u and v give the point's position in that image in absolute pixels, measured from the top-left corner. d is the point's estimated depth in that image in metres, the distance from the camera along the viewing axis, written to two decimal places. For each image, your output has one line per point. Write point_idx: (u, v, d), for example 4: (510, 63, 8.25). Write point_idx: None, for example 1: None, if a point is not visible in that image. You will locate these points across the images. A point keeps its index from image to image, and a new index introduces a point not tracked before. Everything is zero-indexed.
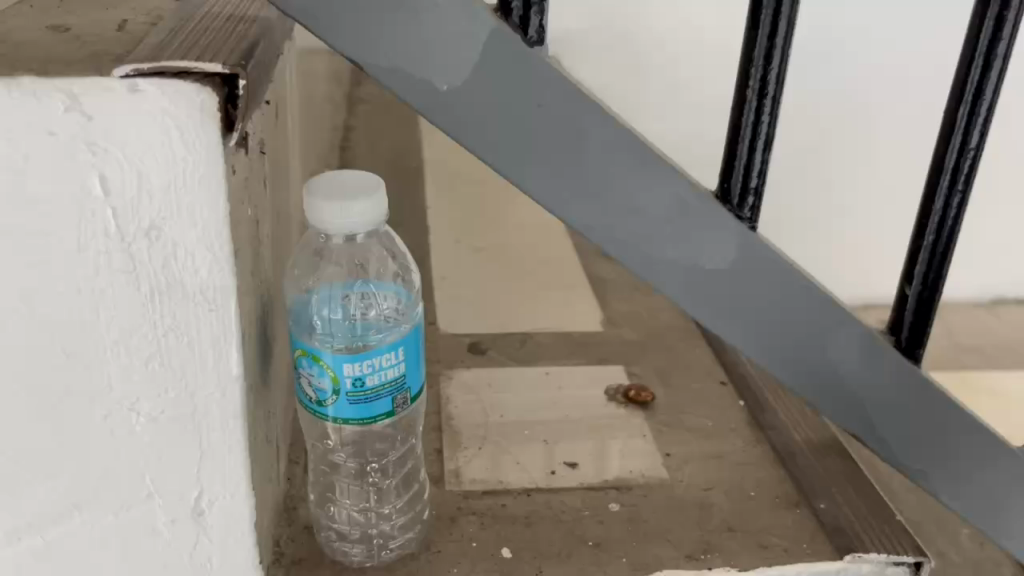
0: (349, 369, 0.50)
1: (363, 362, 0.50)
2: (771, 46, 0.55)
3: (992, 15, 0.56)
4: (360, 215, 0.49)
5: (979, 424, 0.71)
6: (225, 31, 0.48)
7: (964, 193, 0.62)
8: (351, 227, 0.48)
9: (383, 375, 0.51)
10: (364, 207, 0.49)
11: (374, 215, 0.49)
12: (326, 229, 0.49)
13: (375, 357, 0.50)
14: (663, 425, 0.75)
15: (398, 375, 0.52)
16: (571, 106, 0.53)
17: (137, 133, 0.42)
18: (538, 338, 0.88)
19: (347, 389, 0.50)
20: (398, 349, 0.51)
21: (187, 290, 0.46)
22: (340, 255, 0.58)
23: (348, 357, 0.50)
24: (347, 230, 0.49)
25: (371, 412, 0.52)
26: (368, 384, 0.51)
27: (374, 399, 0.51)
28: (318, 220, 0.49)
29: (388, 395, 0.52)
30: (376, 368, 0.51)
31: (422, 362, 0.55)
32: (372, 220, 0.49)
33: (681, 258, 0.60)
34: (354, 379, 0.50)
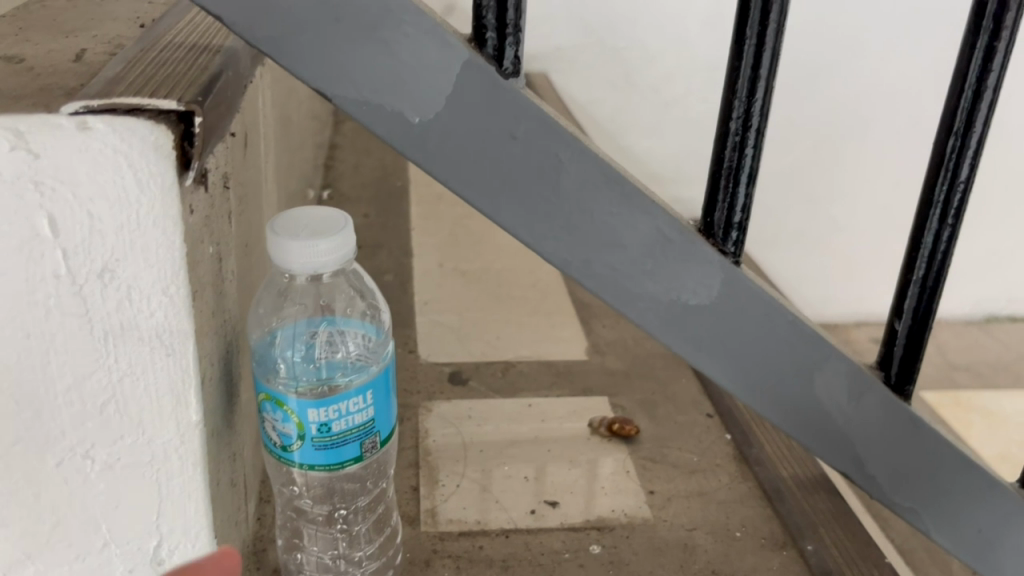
0: (315, 415, 0.48)
1: (329, 407, 0.49)
2: (755, 77, 0.53)
3: (981, 45, 0.55)
4: (329, 254, 0.47)
5: (969, 461, 0.69)
6: (186, 62, 0.46)
7: (954, 227, 0.60)
8: (317, 266, 0.46)
9: (350, 420, 0.50)
10: (333, 246, 0.47)
11: (339, 252, 0.47)
12: (289, 269, 0.46)
13: (342, 402, 0.49)
14: (648, 460, 0.73)
15: (367, 419, 0.51)
16: (546, 138, 0.51)
17: (88, 172, 0.40)
18: (521, 366, 0.86)
19: (312, 434, 0.49)
20: (366, 391, 0.50)
21: (142, 334, 0.44)
22: (304, 294, 0.59)
23: (314, 402, 0.48)
24: (311, 269, 0.46)
25: (339, 458, 0.50)
26: (334, 429, 0.49)
27: (342, 444, 0.50)
28: (281, 259, 0.46)
29: (357, 439, 0.51)
30: (343, 413, 0.49)
31: (392, 404, 0.54)
32: (339, 260, 0.48)
33: (660, 293, 0.58)
34: (319, 425, 0.49)
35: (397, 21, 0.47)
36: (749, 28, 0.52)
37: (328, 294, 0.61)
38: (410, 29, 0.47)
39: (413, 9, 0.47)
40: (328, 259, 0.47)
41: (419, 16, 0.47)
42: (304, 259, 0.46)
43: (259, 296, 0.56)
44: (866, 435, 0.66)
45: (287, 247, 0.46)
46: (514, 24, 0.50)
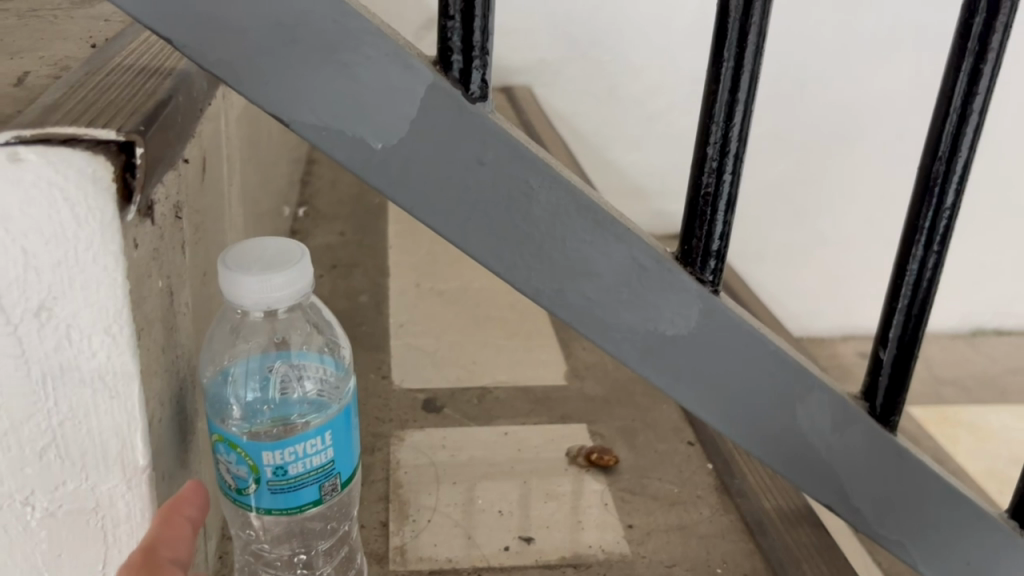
0: (270, 457, 0.46)
1: (285, 450, 0.46)
2: (733, 101, 0.51)
3: (967, 67, 0.53)
4: (283, 288, 0.44)
5: (957, 493, 0.67)
6: (133, 86, 0.44)
7: (939, 254, 0.58)
8: (269, 302, 0.44)
9: (308, 462, 0.48)
10: (287, 280, 0.44)
11: (295, 285, 0.45)
12: (242, 304, 0.44)
13: (299, 444, 0.47)
14: (627, 492, 0.71)
15: (327, 460, 0.49)
16: (515, 164, 0.49)
17: (21, 207, 0.37)
18: (498, 392, 0.84)
19: (268, 478, 0.46)
20: (326, 432, 0.48)
21: (84, 375, 0.41)
22: (257, 331, 0.58)
23: (268, 445, 0.45)
24: (264, 304, 0.44)
25: (297, 501, 0.48)
26: (291, 472, 0.47)
27: (300, 487, 0.48)
28: (234, 293, 0.44)
29: (316, 481, 0.48)
30: (301, 455, 0.47)
31: (354, 443, 0.52)
32: (294, 295, 0.45)
33: (637, 322, 0.55)
34: (275, 468, 0.46)
35: (356, 42, 0.44)
36: (726, 50, 0.50)
37: (284, 329, 0.60)
38: (370, 52, 0.44)
39: (372, 29, 0.43)
40: (280, 293, 0.44)
41: (379, 37, 0.44)
42: (255, 293, 0.43)
43: (212, 332, 0.55)
44: (851, 467, 0.64)
45: (237, 281, 0.44)
46: (481, 47, 0.47)
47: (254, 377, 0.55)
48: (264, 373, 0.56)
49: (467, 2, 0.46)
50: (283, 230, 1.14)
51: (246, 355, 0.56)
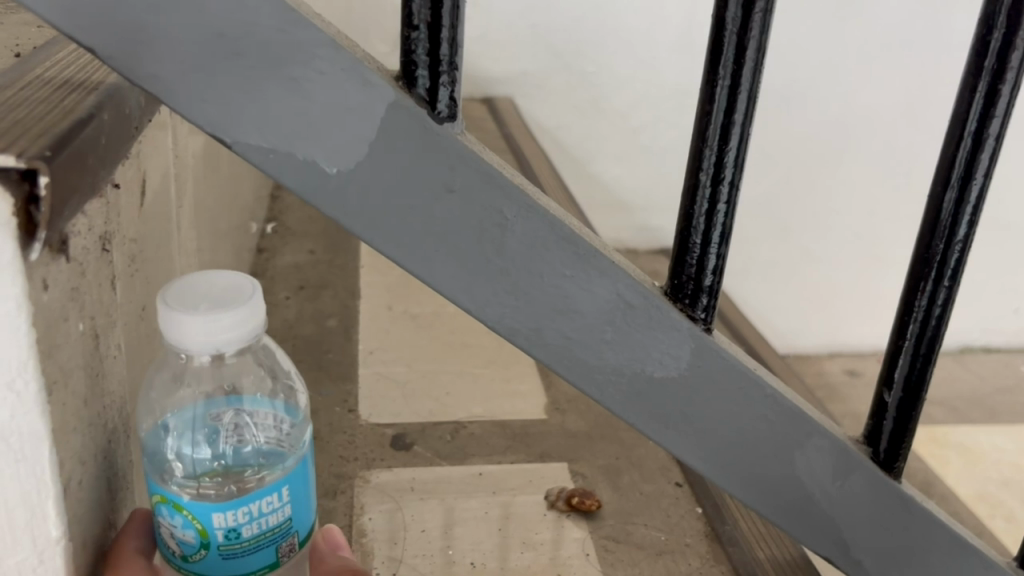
0: (220, 519, 0.43)
1: (237, 511, 0.43)
2: (729, 123, 0.46)
3: (983, 88, 0.48)
4: (232, 331, 0.42)
5: (964, 542, 0.63)
6: (50, 105, 0.38)
7: (949, 289, 0.53)
8: (218, 344, 0.41)
9: (263, 522, 0.44)
10: (236, 320, 0.42)
11: (245, 326, 0.42)
12: (189, 348, 0.41)
13: (254, 504, 0.43)
14: (610, 540, 0.66)
15: (283, 519, 0.46)
16: (489, 192, 0.43)
17: None
18: (472, 428, 0.79)
19: (218, 542, 0.43)
20: (284, 488, 0.45)
21: None
22: (204, 376, 0.53)
23: (220, 506, 0.42)
24: (212, 347, 0.41)
25: (250, 566, 0.45)
26: (243, 534, 0.44)
27: (253, 551, 0.44)
28: (178, 337, 0.41)
29: (270, 544, 0.45)
30: (255, 515, 0.44)
31: (310, 500, 0.49)
32: (246, 336, 0.43)
33: (622, 364, 0.50)
34: (227, 531, 0.43)
35: (307, 55, 0.37)
36: (722, 67, 0.45)
37: (232, 376, 0.54)
38: (322, 66, 0.38)
39: (331, 43, 0.37)
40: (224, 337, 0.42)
41: (338, 52, 0.38)
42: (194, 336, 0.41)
43: (149, 382, 0.52)
44: (852, 517, 0.59)
45: (184, 323, 0.41)
46: (449, 62, 0.42)
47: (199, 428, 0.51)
48: (210, 423, 0.51)
49: (434, 12, 0.41)
50: (249, 248, 1.09)
51: (190, 403, 0.52)
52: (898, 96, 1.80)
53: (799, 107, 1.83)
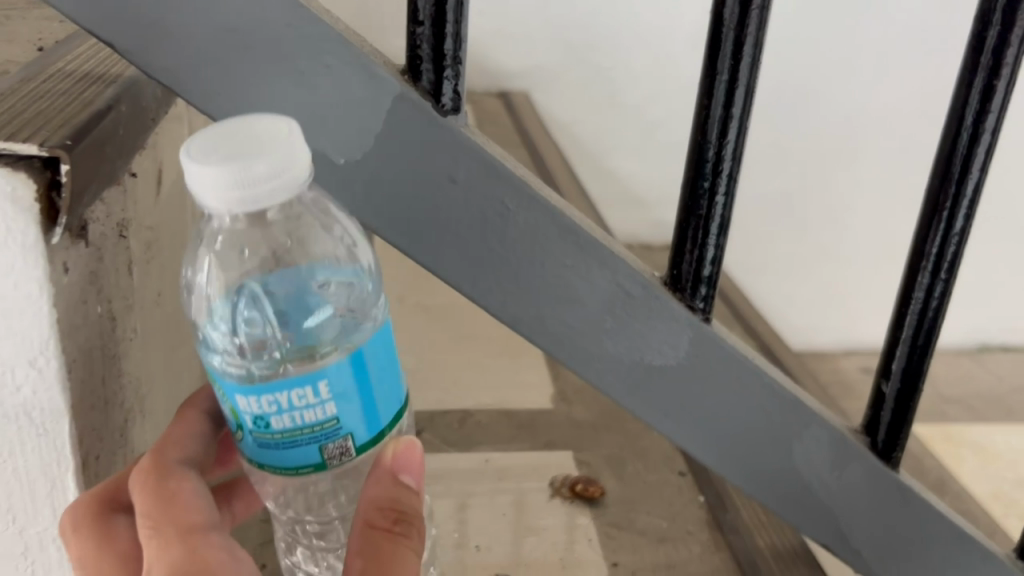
0: (245, 403, 0.38)
1: (260, 399, 0.38)
2: (727, 116, 0.47)
3: (979, 84, 0.49)
4: (264, 182, 0.34)
5: (965, 533, 0.63)
6: (70, 96, 0.40)
7: (947, 281, 0.54)
8: (247, 199, 0.34)
9: (297, 416, 0.38)
10: (268, 168, 0.34)
11: (280, 173, 0.34)
12: (220, 206, 0.34)
13: (279, 395, 0.37)
14: (613, 526, 0.67)
15: (327, 416, 0.39)
16: (491, 183, 0.45)
17: None
18: (480, 417, 0.81)
19: (250, 426, 0.39)
20: (318, 383, 0.37)
21: (9, 412, 0.38)
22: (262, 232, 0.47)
23: (239, 389, 0.38)
24: (245, 203, 0.34)
25: (291, 460, 0.40)
26: (274, 425, 0.38)
27: (292, 443, 0.39)
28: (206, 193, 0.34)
29: (311, 443, 0.39)
30: (284, 407, 0.38)
31: (377, 399, 0.40)
32: (282, 184, 0.34)
33: (622, 353, 0.51)
34: (254, 417, 0.38)
35: (315, 50, 0.39)
36: (720, 61, 0.46)
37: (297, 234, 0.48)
38: (330, 59, 0.39)
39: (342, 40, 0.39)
40: (235, 197, 0.34)
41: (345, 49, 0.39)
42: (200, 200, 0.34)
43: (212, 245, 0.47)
44: (851, 508, 0.61)
45: (205, 179, 0.34)
46: (453, 56, 0.43)
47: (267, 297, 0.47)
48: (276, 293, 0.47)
49: (439, 8, 0.41)
50: None
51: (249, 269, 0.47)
52: (921, 95, 1.73)
53: (815, 103, 1.72)
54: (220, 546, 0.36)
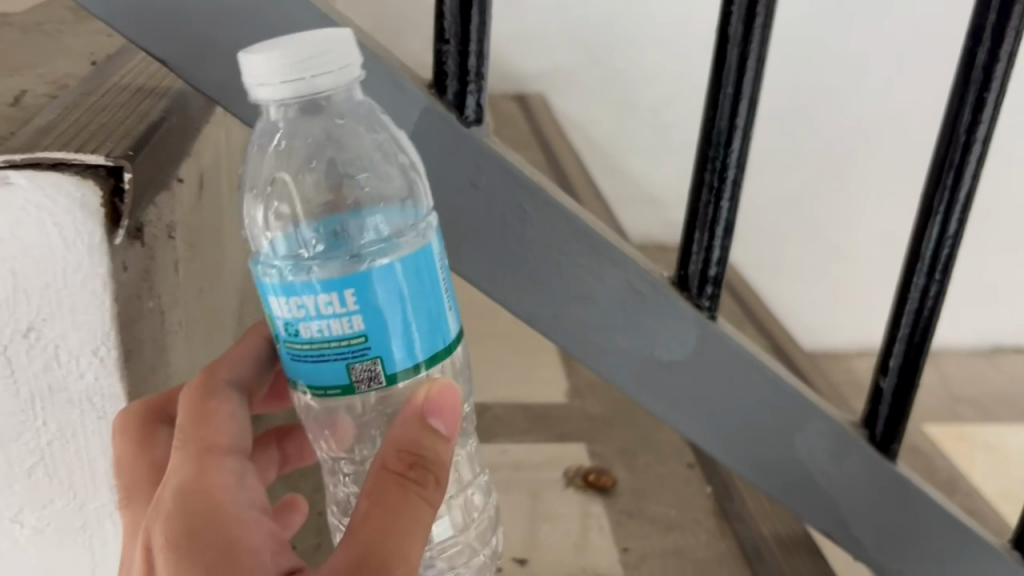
0: (278, 305, 0.37)
1: (290, 299, 0.36)
2: (732, 127, 0.50)
3: (971, 97, 0.52)
4: (326, 52, 0.35)
5: (962, 524, 0.66)
6: (127, 109, 0.45)
7: (941, 283, 0.57)
8: (310, 65, 0.34)
9: (324, 325, 0.36)
10: (330, 42, 0.35)
11: (338, 52, 0.35)
12: (282, 77, 0.34)
13: (307, 297, 0.36)
14: (624, 515, 0.71)
15: (356, 330, 0.36)
16: (510, 189, 0.48)
17: (10, 229, 0.38)
18: (497, 409, 0.84)
19: (284, 332, 0.38)
20: (345, 290, 0.35)
21: (72, 396, 0.43)
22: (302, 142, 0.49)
23: (272, 288, 0.37)
24: (307, 72, 0.34)
25: (320, 379, 0.38)
26: (303, 333, 0.37)
27: (320, 357, 0.37)
28: (268, 66, 0.34)
29: (338, 360, 0.37)
30: (312, 312, 0.36)
31: (413, 324, 0.37)
32: (341, 63, 0.35)
33: (633, 348, 0.55)
34: (286, 322, 0.37)
35: None
36: (725, 75, 0.49)
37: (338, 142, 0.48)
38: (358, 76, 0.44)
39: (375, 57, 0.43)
40: (298, 62, 0.34)
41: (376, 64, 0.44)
42: (260, 70, 0.34)
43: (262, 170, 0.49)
44: (853, 498, 0.64)
45: (267, 51, 0.34)
46: (476, 72, 0.46)
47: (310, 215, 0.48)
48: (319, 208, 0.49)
49: (463, 28, 0.45)
50: None
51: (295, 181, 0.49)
52: (937, 96, 1.71)
53: (830, 105, 1.73)
54: (230, 472, 0.39)
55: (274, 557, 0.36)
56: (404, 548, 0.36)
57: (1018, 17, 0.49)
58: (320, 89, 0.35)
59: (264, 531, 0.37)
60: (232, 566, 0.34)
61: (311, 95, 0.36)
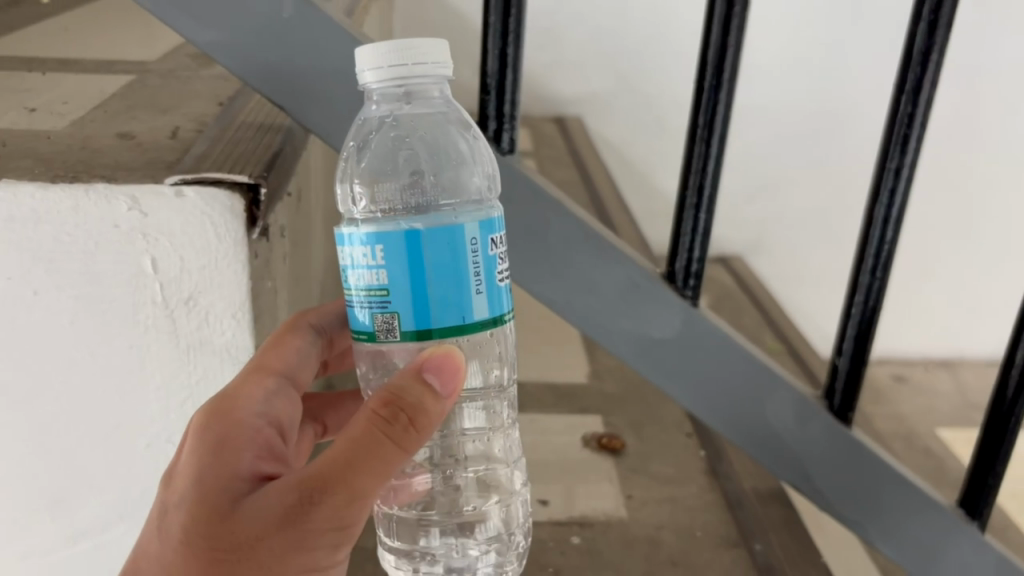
0: (342, 254, 0.50)
1: (347, 248, 0.49)
2: (706, 156, 0.65)
3: (899, 134, 0.67)
4: (409, 50, 0.49)
5: (909, 482, 0.80)
6: (255, 141, 0.62)
7: (881, 280, 0.72)
8: (390, 55, 0.49)
9: (365, 272, 0.48)
10: (414, 44, 0.49)
11: (418, 51, 0.49)
12: (371, 60, 0.49)
13: (355, 248, 0.48)
14: (630, 472, 0.93)
15: (382, 281, 0.48)
16: (536, 202, 0.64)
17: (182, 227, 0.55)
18: (528, 387, 1.07)
19: (344, 279, 0.51)
20: (377, 246, 0.47)
21: (216, 347, 0.59)
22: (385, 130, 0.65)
23: (337, 239, 0.50)
24: (388, 61, 0.49)
25: (359, 323, 0.50)
26: (353, 280, 0.50)
27: (359, 303, 0.50)
28: (366, 53, 0.49)
29: (370, 310, 0.49)
30: (358, 260, 0.49)
31: (427, 291, 0.47)
32: (418, 58, 0.49)
33: (632, 327, 0.70)
34: (344, 268, 0.50)
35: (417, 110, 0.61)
36: (701, 116, 0.64)
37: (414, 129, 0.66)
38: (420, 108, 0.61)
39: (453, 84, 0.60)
40: (381, 52, 0.49)
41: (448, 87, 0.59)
42: (357, 53, 0.49)
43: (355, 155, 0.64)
44: (816, 457, 0.78)
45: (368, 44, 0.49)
46: (510, 114, 0.63)
47: (393, 193, 0.65)
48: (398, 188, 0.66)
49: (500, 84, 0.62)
50: None
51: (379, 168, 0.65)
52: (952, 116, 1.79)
53: (849, 129, 1.85)
54: (263, 388, 0.54)
55: (261, 457, 0.50)
56: (349, 473, 0.45)
57: (931, 73, 0.64)
58: (400, 73, 0.49)
59: (260, 439, 0.50)
60: (217, 452, 0.48)
61: (396, 81, 0.50)
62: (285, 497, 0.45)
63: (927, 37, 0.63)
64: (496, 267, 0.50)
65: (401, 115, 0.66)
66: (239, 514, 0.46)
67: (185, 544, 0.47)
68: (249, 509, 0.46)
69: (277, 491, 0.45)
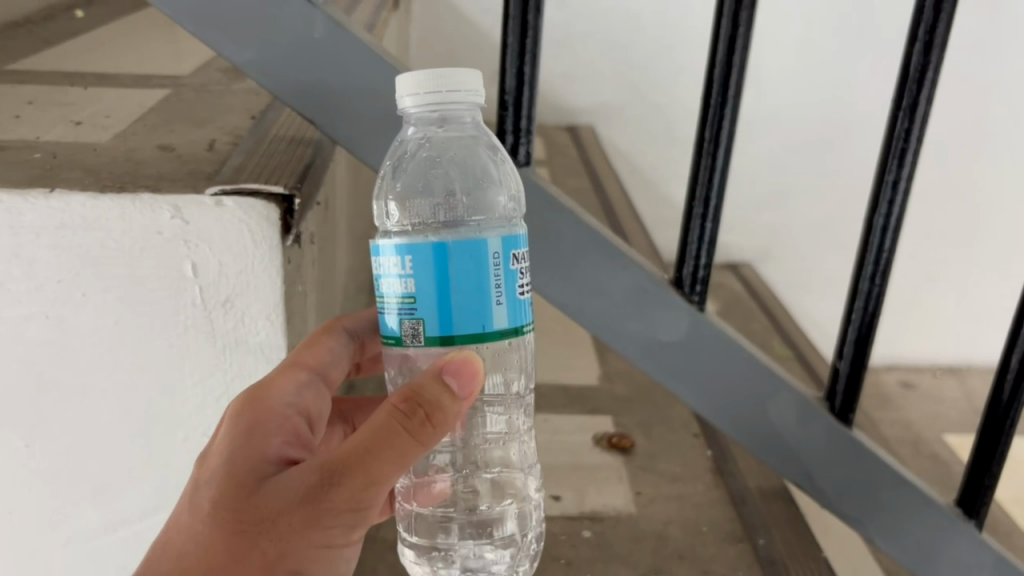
0: (376, 264, 0.54)
1: (381, 259, 0.53)
2: (712, 168, 0.69)
3: (896, 148, 0.70)
4: (444, 79, 0.53)
5: (908, 481, 0.83)
6: (288, 154, 0.66)
7: (881, 287, 0.75)
8: (426, 82, 0.53)
9: (398, 282, 0.53)
10: (450, 73, 0.53)
11: (452, 80, 0.53)
12: (408, 85, 0.53)
13: (389, 260, 0.52)
14: (639, 470, 0.96)
15: (411, 290, 0.52)
16: (550, 212, 0.68)
17: (220, 234, 0.59)
18: (541, 388, 1.10)
19: (377, 288, 0.55)
20: (407, 256, 0.51)
21: (250, 346, 0.63)
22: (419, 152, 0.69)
23: (373, 251, 0.54)
24: (423, 87, 0.53)
25: (388, 328, 0.54)
26: (385, 289, 0.54)
27: (389, 310, 0.54)
28: (405, 79, 0.53)
29: (398, 316, 0.53)
30: (391, 271, 0.53)
31: (452, 303, 0.51)
32: (452, 87, 0.53)
33: (641, 330, 0.73)
34: (378, 277, 0.54)
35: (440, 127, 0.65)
36: (707, 130, 0.68)
37: (443, 148, 0.71)
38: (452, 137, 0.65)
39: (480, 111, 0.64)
40: (417, 79, 0.53)
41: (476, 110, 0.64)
42: (396, 80, 0.54)
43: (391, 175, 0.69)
44: (818, 456, 0.81)
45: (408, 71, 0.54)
46: (527, 129, 0.67)
47: (426, 209, 0.71)
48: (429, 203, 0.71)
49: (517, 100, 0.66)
50: None
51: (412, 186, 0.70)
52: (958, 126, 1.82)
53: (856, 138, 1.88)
54: (294, 382, 0.58)
55: (289, 442, 0.54)
56: (367, 459, 0.48)
57: (926, 91, 0.67)
58: (434, 100, 0.53)
59: (288, 426, 0.55)
60: (249, 435, 0.53)
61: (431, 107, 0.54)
62: (307, 477, 0.49)
63: (923, 57, 0.66)
64: (517, 281, 0.54)
65: (434, 137, 0.70)
66: (264, 492, 0.49)
67: (212, 516, 0.50)
68: (273, 487, 0.49)
69: (300, 472, 0.49)
